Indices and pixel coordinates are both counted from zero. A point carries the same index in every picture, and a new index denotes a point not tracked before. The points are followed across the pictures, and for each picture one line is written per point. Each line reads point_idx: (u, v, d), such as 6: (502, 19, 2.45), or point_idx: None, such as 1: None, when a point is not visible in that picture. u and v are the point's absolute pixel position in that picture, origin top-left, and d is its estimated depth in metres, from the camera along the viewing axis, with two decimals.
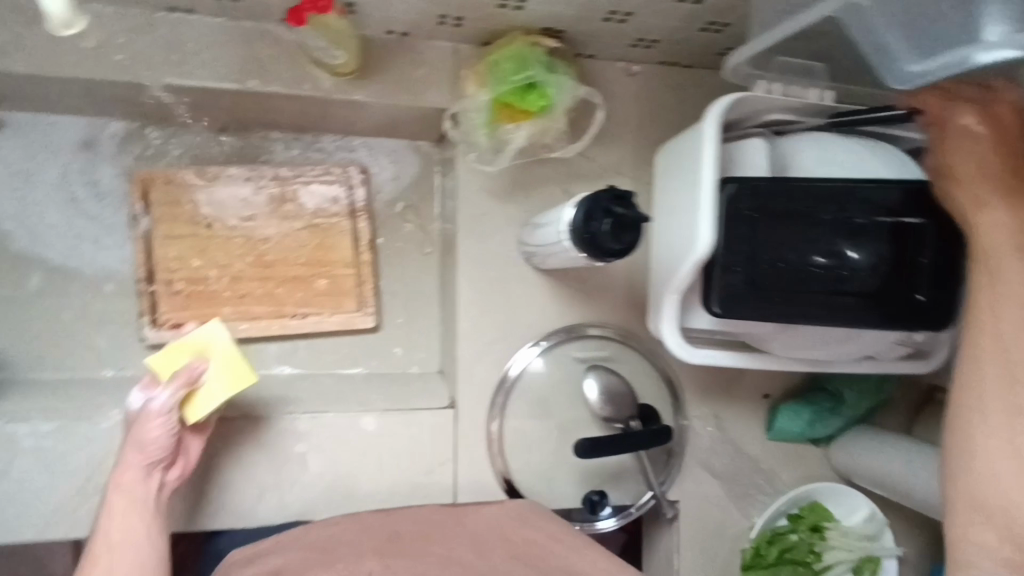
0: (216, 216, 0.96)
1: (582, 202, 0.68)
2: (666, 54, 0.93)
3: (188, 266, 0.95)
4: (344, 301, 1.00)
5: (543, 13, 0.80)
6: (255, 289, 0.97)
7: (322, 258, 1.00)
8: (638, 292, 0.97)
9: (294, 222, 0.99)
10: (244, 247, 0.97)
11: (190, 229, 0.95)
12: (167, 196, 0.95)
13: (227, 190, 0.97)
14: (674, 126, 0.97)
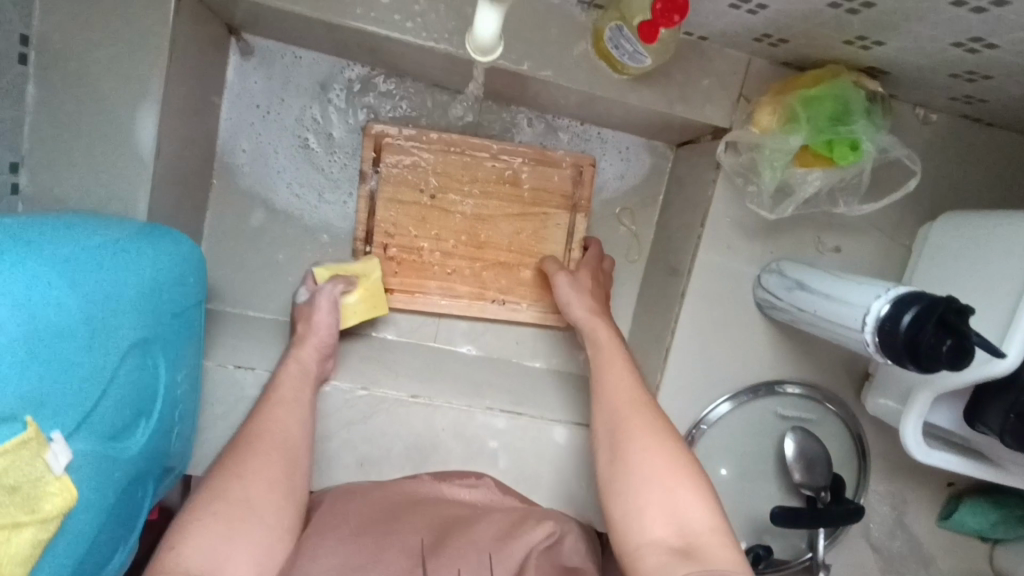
0: (444, 185, 0.92)
1: (911, 307, 0.60)
2: (982, 111, 0.80)
3: (406, 233, 0.92)
4: (546, 296, 0.97)
5: (888, 56, 0.69)
6: (462, 267, 0.94)
7: (532, 248, 0.95)
8: (856, 357, 0.91)
9: (514, 205, 0.93)
10: (462, 225, 0.93)
11: (414, 194, 0.91)
12: (399, 156, 0.90)
13: (457, 161, 0.92)
14: (955, 189, 0.85)
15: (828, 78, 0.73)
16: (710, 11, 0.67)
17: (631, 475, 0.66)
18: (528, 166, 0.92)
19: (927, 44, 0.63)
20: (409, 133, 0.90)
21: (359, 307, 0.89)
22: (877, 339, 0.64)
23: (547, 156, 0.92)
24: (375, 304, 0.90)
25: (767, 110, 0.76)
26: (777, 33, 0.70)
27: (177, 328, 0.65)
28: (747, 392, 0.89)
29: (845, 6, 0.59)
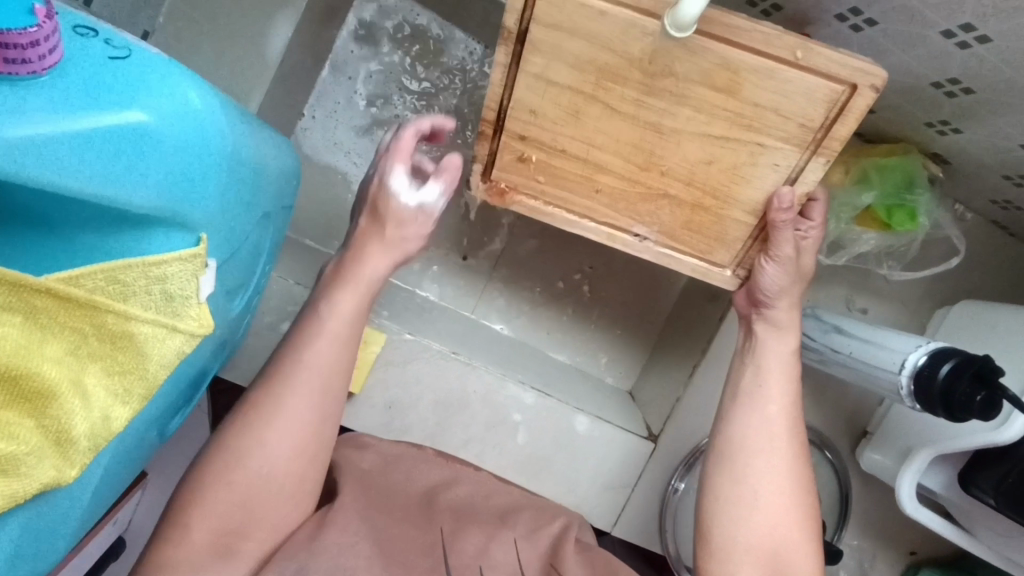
0: (606, 70, 0.57)
1: (946, 360, 0.68)
2: (1013, 219, 0.89)
3: (550, 129, 0.63)
4: (717, 252, 0.69)
5: (957, 146, 0.78)
6: (610, 188, 0.66)
7: (721, 188, 0.63)
8: (856, 413, 0.98)
9: (717, 122, 0.58)
10: (631, 135, 0.61)
11: (564, 78, 0.59)
12: (565, 18, 0.55)
13: (643, 38, 0.54)
14: (973, 285, 0.95)
15: (898, 153, 0.81)
16: None
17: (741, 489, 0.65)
18: (773, 66, 0.54)
19: (998, 142, 0.72)
20: None
21: None
22: (913, 385, 0.71)
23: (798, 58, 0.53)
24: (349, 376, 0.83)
25: (839, 168, 0.83)
26: (869, 101, 0.78)
27: (282, 221, 0.67)
28: None
29: (947, 88, 0.68)
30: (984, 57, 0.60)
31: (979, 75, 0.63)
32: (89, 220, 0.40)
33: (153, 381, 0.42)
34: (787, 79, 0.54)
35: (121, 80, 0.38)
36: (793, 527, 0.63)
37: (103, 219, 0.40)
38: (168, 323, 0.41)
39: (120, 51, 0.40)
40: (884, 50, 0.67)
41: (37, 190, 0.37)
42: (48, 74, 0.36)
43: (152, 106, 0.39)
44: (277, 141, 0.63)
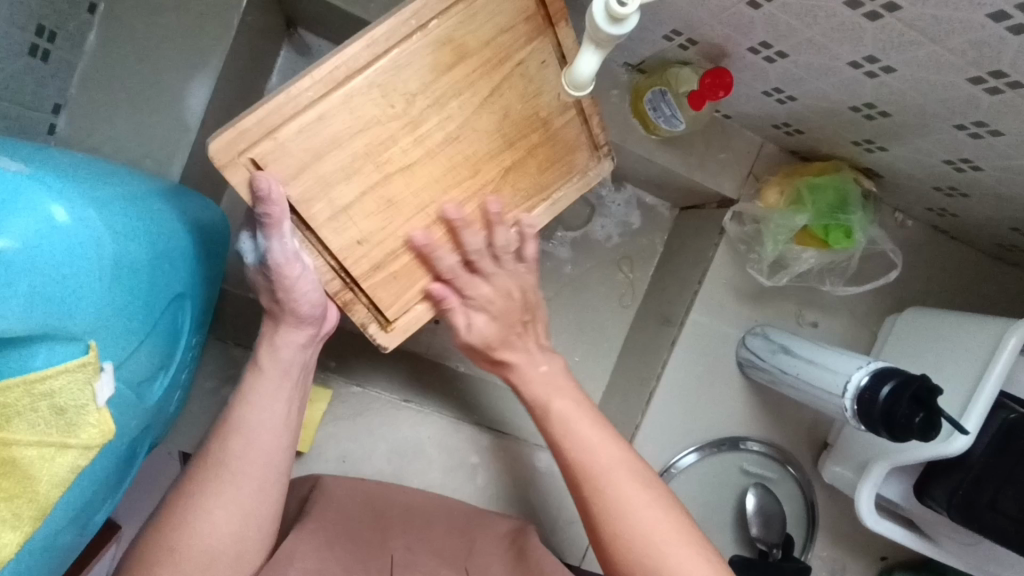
0: (371, 147, 0.53)
1: (887, 384, 0.68)
2: (950, 224, 0.90)
3: (375, 230, 0.55)
4: (577, 156, 0.63)
5: (886, 162, 0.78)
6: (475, 222, 0.59)
7: (534, 121, 0.59)
8: (815, 425, 0.98)
9: (478, 75, 0.55)
10: (436, 168, 0.56)
11: (348, 181, 0.53)
12: (290, 150, 0.50)
13: (340, 101, 0.50)
14: (918, 290, 0.95)
15: (830, 171, 0.82)
16: (748, 94, 0.75)
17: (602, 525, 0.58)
18: (447, 33, 0.52)
19: (924, 158, 0.73)
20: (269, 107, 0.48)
21: None
22: (856, 407, 0.71)
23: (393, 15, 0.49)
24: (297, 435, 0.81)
25: (775, 190, 0.84)
26: (796, 123, 0.78)
27: (205, 291, 0.64)
28: (719, 445, 0.95)
29: (865, 112, 0.68)
30: (894, 85, 0.60)
31: (891, 100, 0.63)
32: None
33: (46, 501, 0.40)
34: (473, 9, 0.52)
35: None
36: (661, 515, 0.57)
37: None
38: (56, 441, 0.40)
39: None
40: (801, 78, 0.67)
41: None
42: None
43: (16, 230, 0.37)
44: (192, 205, 0.61)
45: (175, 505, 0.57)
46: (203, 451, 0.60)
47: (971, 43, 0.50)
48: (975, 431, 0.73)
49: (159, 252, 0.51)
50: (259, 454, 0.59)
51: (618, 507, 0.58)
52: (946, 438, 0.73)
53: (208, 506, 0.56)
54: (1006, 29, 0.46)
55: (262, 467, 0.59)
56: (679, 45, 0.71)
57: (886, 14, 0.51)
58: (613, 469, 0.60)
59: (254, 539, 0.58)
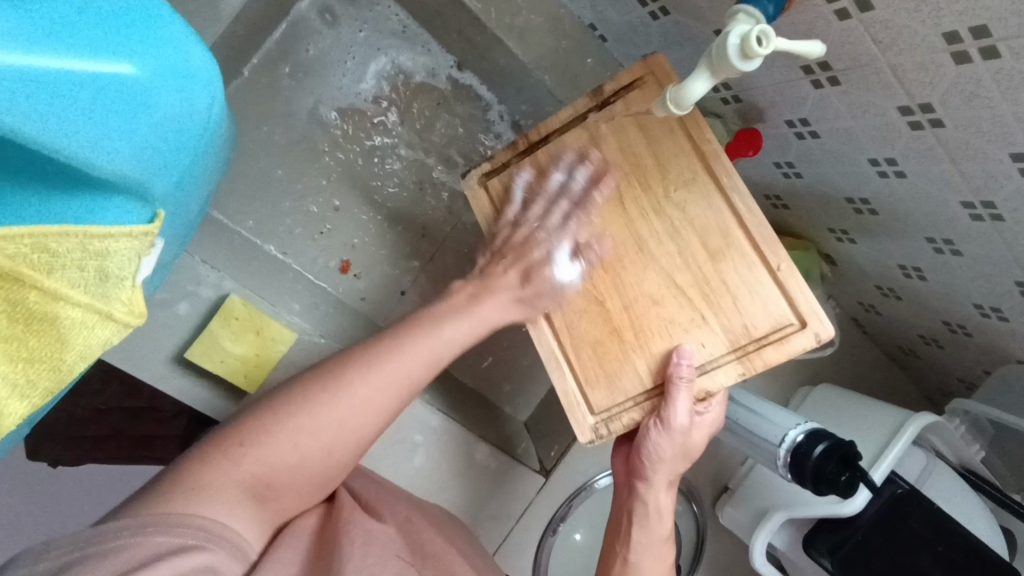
0: (641, 175, 0.69)
1: (821, 443, 0.76)
2: (870, 321, 1.04)
3: (567, 178, 0.72)
4: (603, 388, 0.68)
5: (848, 254, 0.89)
6: (558, 263, 0.70)
7: (643, 327, 0.67)
8: (721, 469, 1.07)
9: (686, 274, 0.66)
10: (614, 227, 0.69)
11: (612, 151, 0.71)
12: (638, 116, 0.70)
13: (678, 148, 0.68)
14: (829, 371, 1.09)
15: (800, 249, 0.92)
16: (763, 161, 0.83)
17: None
18: (730, 231, 0.65)
19: (885, 259, 0.84)
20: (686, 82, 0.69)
21: (234, 362, 0.75)
22: (788, 458, 0.79)
23: (755, 261, 0.65)
24: (248, 372, 0.76)
25: None
26: (788, 198, 0.87)
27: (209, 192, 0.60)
28: None
29: (857, 205, 0.78)
30: (896, 190, 0.70)
31: (887, 202, 0.73)
32: (37, 176, 0.34)
33: (65, 374, 0.34)
34: (761, 284, 0.64)
35: (120, 22, 0.34)
36: None
37: (54, 179, 0.34)
38: (103, 309, 0.34)
39: None
40: (817, 161, 0.75)
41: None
42: None
43: (142, 59, 0.34)
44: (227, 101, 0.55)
45: (317, 380, 0.62)
46: (387, 337, 0.65)
47: (983, 172, 0.59)
48: (880, 484, 0.84)
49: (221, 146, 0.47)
50: (385, 392, 0.62)
51: None
52: (841, 499, 0.84)
53: (352, 391, 0.61)
54: (1019, 169, 0.56)
55: (410, 388, 0.64)
56: (723, 98, 0.77)
57: (928, 127, 0.58)
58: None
59: (368, 435, 0.62)
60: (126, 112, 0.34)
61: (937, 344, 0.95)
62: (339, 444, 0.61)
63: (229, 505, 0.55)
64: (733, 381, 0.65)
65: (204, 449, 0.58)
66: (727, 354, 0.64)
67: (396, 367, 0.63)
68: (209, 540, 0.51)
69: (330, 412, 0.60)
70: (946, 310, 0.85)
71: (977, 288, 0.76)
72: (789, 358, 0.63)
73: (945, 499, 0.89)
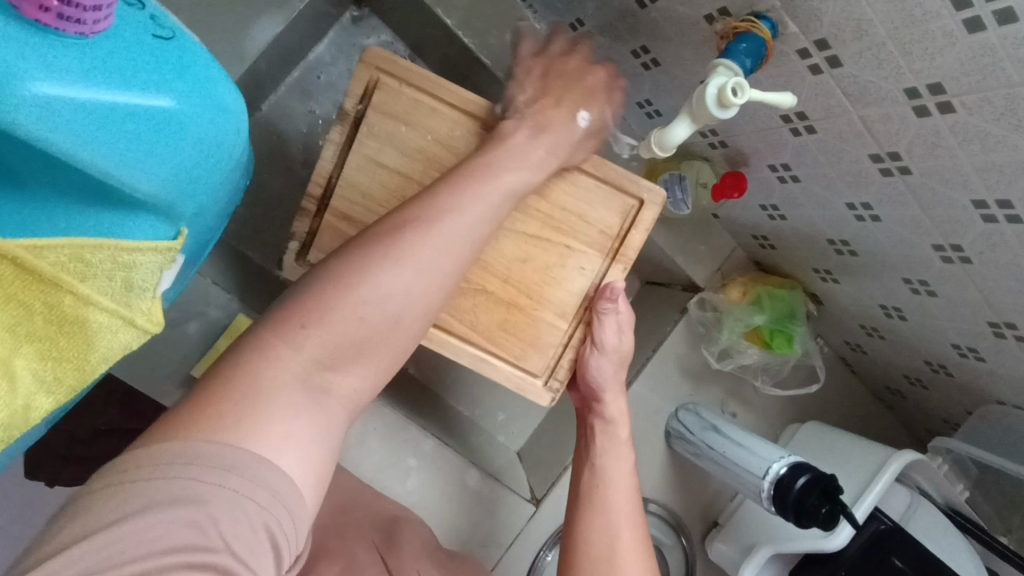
0: (415, 150, 0.70)
1: (806, 478, 0.78)
2: (856, 360, 1.07)
3: (373, 208, 0.70)
4: (531, 356, 0.70)
5: (832, 293, 0.93)
6: None
7: (534, 288, 0.70)
8: (711, 504, 1.07)
9: (537, 226, 0.70)
10: None
11: (396, 158, 0.70)
12: (393, 104, 0.70)
13: (470, 133, 0.70)
14: (816, 409, 1.11)
15: (786, 288, 0.95)
16: (749, 203, 0.87)
17: (590, 522, 0.63)
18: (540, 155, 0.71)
19: (867, 299, 0.87)
20: (416, 70, 0.70)
21: None
22: (772, 491, 0.81)
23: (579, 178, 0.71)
24: None
25: (739, 289, 0.96)
26: (775, 239, 0.91)
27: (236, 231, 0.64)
28: None
29: (837, 246, 0.81)
30: (872, 231, 0.74)
31: (865, 243, 0.77)
32: (81, 195, 0.38)
33: (88, 372, 0.38)
34: (582, 185, 0.71)
35: (161, 66, 0.38)
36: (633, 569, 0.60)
37: (95, 198, 0.38)
38: (126, 316, 0.37)
39: (165, 29, 0.40)
40: (799, 203, 0.79)
41: (37, 151, 0.34)
42: (94, 39, 0.35)
43: (183, 96, 0.39)
44: None
45: (397, 223, 0.52)
46: (450, 185, 0.57)
47: (951, 217, 0.63)
48: (862, 520, 0.86)
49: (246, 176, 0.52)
50: (466, 243, 0.54)
51: (596, 550, 0.61)
52: (826, 534, 0.85)
53: (415, 247, 0.51)
54: (981, 215, 0.60)
55: (475, 243, 0.55)
56: (709, 142, 0.82)
57: (898, 174, 0.63)
58: (609, 535, 0.62)
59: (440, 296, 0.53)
60: (163, 140, 0.38)
61: (921, 384, 0.97)
62: (406, 315, 0.50)
63: (278, 422, 0.42)
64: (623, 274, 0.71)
65: (265, 328, 0.46)
66: (603, 262, 0.71)
67: (455, 226, 0.53)
68: (273, 500, 0.39)
69: (379, 279, 0.49)
70: (927, 349, 0.88)
71: (953, 327, 0.79)
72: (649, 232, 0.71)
73: (931, 537, 0.90)
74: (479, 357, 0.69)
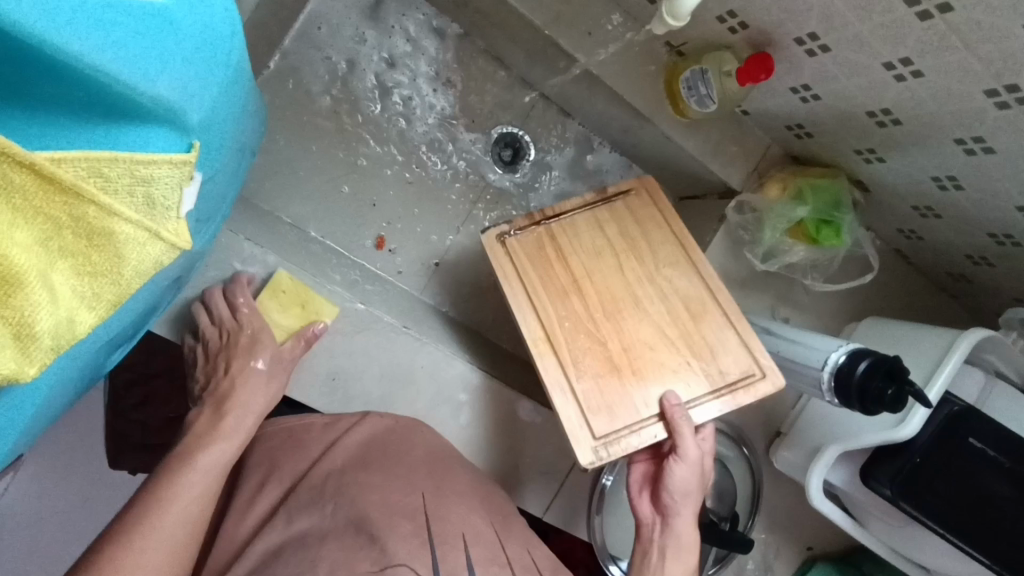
0: (636, 247, 0.80)
1: (867, 360, 0.75)
2: (913, 249, 1.01)
3: (579, 252, 0.80)
4: (596, 419, 0.72)
5: (879, 175, 0.87)
6: (570, 307, 0.76)
7: (642, 367, 0.75)
8: (772, 414, 1.05)
9: (672, 328, 0.77)
10: (611, 279, 0.78)
11: (614, 234, 0.81)
12: (653, 213, 0.82)
13: (678, 256, 0.80)
14: (874, 306, 1.06)
15: (829, 177, 0.90)
16: (778, 88, 0.83)
17: None
18: (702, 296, 0.78)
19: (917, 174, 0.82)
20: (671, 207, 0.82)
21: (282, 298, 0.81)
22: (833, 380, 0.78)
23: (729, 319, 0.77)
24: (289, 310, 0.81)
25: (778, 185, 0.92)
26: (811, 126, 0.86)
27: (247, 172, 0.65)
28: None
29: (879, 117, 0.76)
30: (915, 91, 0.69)
31: (908, 106, 0.72)
32: (93, 108, 0.38)
33: (125, 287, 0.39)
34: (728, 334, 0.77)
35: None
36: None
37: (107, 108, 0.38)
38: (151, 227, 0.38)
39: None
40: (832, 76, 0.74)
41: (33, 62, 0.33)
42: None
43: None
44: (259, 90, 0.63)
45: (161, 476, 0.64)
46: (165, 468, 0.65)
47: (1001, 52, 0.58)
48: (935, 402, 0.83)
49: (246, 94, 0.53)
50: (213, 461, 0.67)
51: None
52: (897, 424, 0.82)
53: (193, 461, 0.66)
54: None
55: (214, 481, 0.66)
56: (728, 27, 0.78)
57: (937, 14, 0.58)
58: None
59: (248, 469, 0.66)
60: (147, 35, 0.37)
61: (986, 261, 0.91)
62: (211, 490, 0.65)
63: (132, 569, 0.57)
64: (718, 415, 0.74)
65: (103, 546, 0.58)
66: (707, 394, 0.74)
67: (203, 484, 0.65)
68: None
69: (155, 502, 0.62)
70: (988, 219, 0.83)
71: (1015, 187, 0.74)
72: (752, 402, 0.75)
73: (1010, 416, 0.85)
74: (557, 388, 0.72)
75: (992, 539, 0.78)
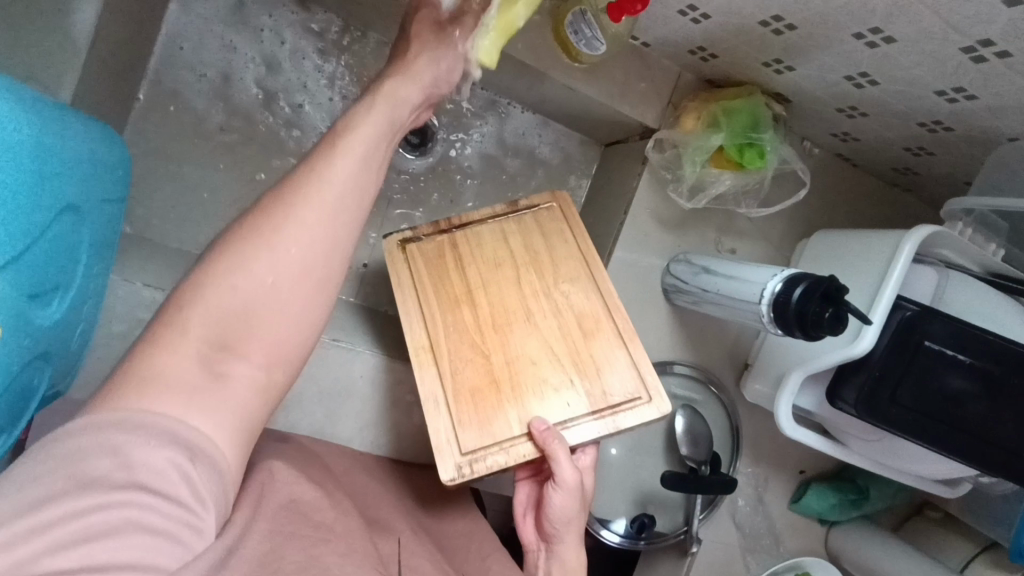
0: (539, 257, 0.79)
1: (804, 286, 0.71)
2: (852, 151, 0.96)
3: (475, 262, 0.78)
4: (465, 433, 0.70)
5: (793, 85, 0.82)
6: (460, 316, 0.75)
7: (523, 383, 0.73)
8: (737, 347, 1.02)
9: (563, 346, 0.75)
10: (506, 290, 0.77)
11: (517, 246, 0.79)
12: (556, 226, 0.80)
13: (580, 269, 0.79)
14: (824, 217, 1.02)
15: (743, 96, 0.85)
16: (667, 13, 0.77)
17: None
18: (600, 313, 0.77)
19: (830, 76, 0.77)
20: (581, 225, 0.80)
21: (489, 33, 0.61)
22: (772, 312, 0.75)
23: (620, 339, 0.76)
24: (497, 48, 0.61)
25: (693, 115, 0.87)
26: (712, 46, 0.81)
27: (99, 225, 0.61)
28: None
29: (772, 26, 0.71)
30: None
31: (797, 8, 0.66)
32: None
33: None
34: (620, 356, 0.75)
35: None
36: None
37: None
38: None
39: None
40: None
41: None
42: None
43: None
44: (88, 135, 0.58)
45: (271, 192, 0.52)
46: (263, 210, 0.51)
47: None
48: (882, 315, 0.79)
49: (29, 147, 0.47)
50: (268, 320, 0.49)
51: None
52: (852, 341, 0.79)
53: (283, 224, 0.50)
54: None
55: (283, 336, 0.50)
56: None
57: None
58: None
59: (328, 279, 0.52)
60: None
61: (923, 151, 0.86)
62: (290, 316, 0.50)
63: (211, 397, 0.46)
64: (597, 437, 0.72)
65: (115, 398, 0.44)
66: (587, 418, 0.72)
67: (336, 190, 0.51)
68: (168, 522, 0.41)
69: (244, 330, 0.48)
70: (913, 108, 0.77)
71: (927, 72, 0.68)
72: (634, 428, 0.73)
73: (968, 309, 0.82)
74: (433, 400, 0.71)
75: (959, 436, 0.77)
